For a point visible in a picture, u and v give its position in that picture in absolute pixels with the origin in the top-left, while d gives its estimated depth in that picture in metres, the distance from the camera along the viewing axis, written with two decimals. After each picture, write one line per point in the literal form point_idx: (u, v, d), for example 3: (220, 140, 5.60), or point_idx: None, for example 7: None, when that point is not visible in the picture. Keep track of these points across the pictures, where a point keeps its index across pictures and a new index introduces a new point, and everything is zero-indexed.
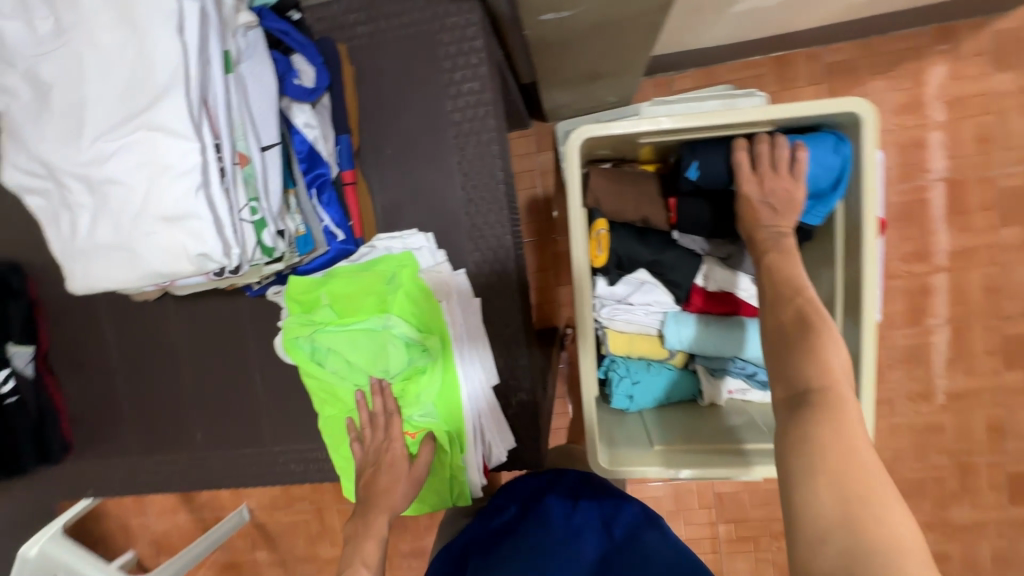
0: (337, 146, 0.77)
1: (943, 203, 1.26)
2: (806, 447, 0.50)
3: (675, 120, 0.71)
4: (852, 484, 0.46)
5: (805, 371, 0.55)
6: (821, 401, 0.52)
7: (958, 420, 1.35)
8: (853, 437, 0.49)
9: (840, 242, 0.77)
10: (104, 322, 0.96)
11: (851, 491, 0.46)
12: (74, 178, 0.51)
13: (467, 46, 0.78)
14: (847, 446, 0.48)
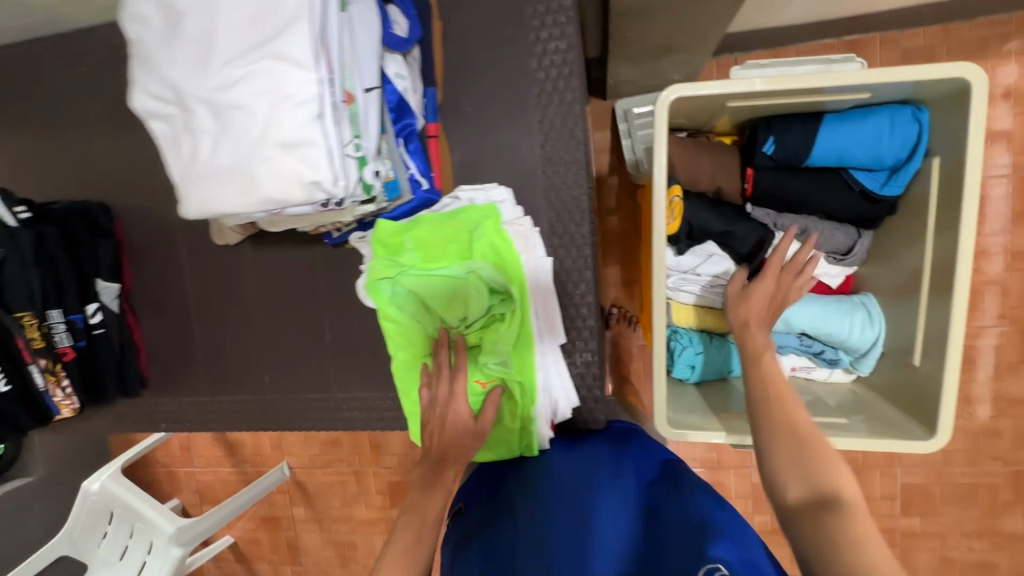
0: (423, 99, 0.79)
1: (1018, 200, 1.21)
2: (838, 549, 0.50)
3: (773, 82, 0.69)
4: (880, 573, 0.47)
5: (823, 477, 0.55)
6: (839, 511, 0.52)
7: (1017, 427, 1.30)
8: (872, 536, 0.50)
9: (932, 216, 0.75)
10: (184, 264, 1.01)
11: None
12: (200, 103, 0.53)
13: (556, 5, 0.78)
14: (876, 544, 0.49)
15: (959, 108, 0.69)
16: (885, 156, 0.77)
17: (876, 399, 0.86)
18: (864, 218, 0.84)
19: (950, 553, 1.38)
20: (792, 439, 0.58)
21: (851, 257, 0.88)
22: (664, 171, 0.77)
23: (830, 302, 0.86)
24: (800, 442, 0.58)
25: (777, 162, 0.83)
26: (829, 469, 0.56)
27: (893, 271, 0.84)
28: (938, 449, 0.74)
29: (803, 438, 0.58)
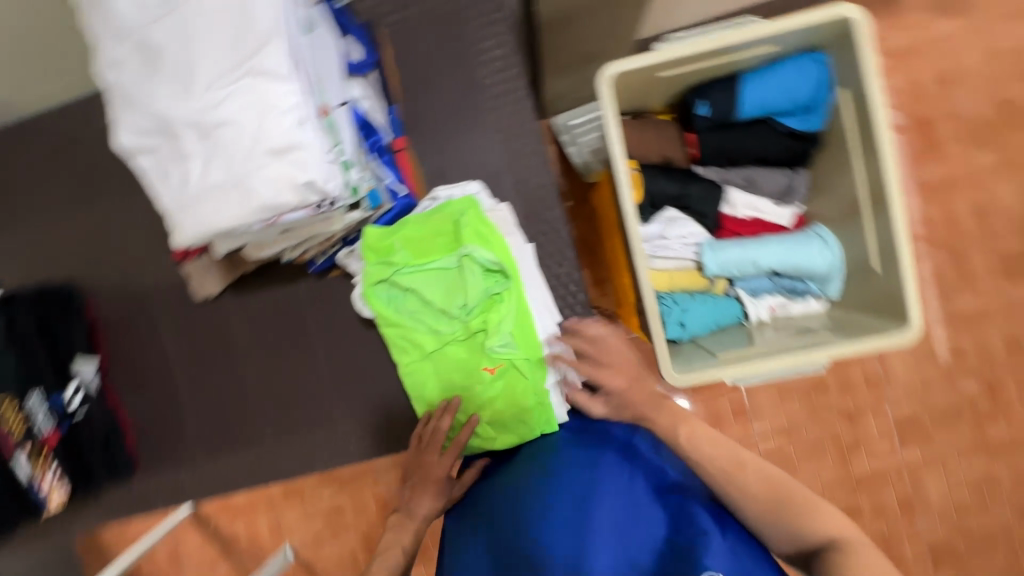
0: (386, 117, 0.85)
1: (916, 141, 1.39)
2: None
3: (692, 46, 0.79)
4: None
5: (812, 527, 0.57)
6: (838, 558, 0.55)
7: (976, 340, 1.42)
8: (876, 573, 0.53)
9: (855, 141, 0.86)
10: (164, 327, 0.99)
11: None
12: (188, 127, 0.56)
13: (491, 19, 0.87)
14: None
15: (849, 45, 0.80)
16: (802, 99, 0.87)
17: (854, 313, 0.93)
18: (795, 156, 0.96)
19: (954, 476, 1.45)
20: (767, 503, 0.59)
21: (795, 196, 0.99)
22: (620, 150, 0.86)
23: (788, 238, 0.95)
24: (775, 500, 0.59)
25: (714, 121, 0.92)
26: (815, 517, 0.57)
27: (834, 200, 0.94)
28: (916, 339, 0.81)
29: (776, 495, 0.59)
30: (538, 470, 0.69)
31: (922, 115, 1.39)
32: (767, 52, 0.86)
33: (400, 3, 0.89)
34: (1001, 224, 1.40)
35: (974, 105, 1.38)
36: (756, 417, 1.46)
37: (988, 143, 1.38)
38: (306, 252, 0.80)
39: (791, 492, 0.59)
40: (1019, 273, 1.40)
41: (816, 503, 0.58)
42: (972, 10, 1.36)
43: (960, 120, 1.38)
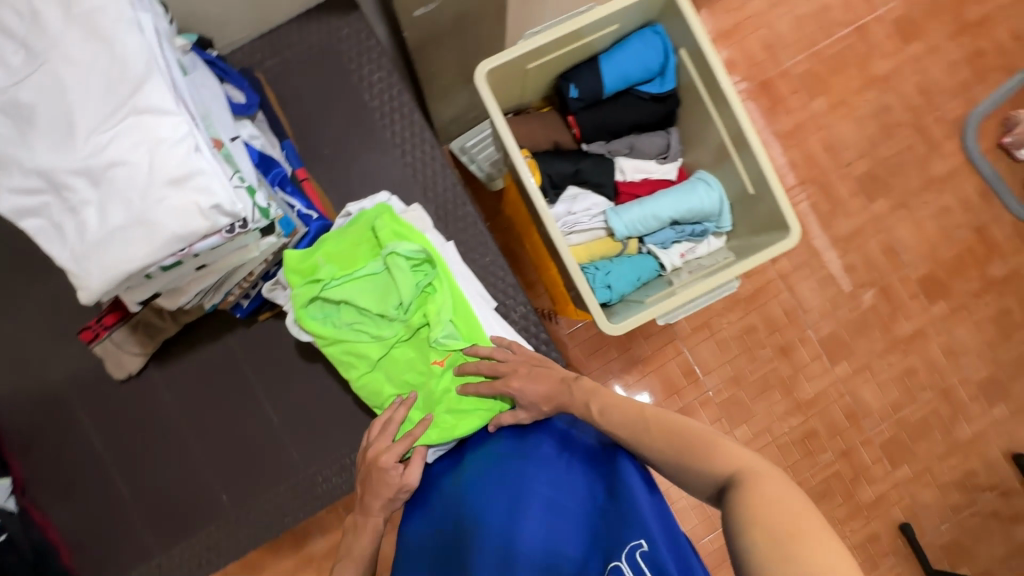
0: (283, 150, 0.88)
1: (762, 99, 1.61)
2: (739, 530, 0.52)
3: (546, 36, 0.90)
4: (775, 535, 0.49)
5: (713, 463, 0.58)
6: (733, 487, 0.55)
7: (860, 254, 1.59)
8: (766, 494, 0.52)
9: (705, 93, 0.99)
10: (85, 424, 0.91)
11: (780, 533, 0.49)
12: (77, 176, 0.56)
13: (365, 46, 0.94)
14: (768, 507, 0.51)
15: (676, 11, 0.94)
16: (651, 65, 0.99)
17: (749, 238, 1.04)
18: (662, 117, 1.08)
19: (882, 378, 1.58)
20: (669, 449, 0.61)
21: (672, 152, 1.10)
22: (515, 143, 0.94)
23: (678, 188, 1.05)
24: (676, 444, 0.61)
25: (585, 100, 1.03)
26: (713, 454, 0.58)
27: (706, 148, 1.06)
28: (797, 243, 0.93)
29: (679, 441, 0.61)
30: (490, 469, 0.76)
31: (760, 77, 1.61)
32: (612, 32, 0.98)
33: (275, 49, 0.94)
34: (850, 152, 1.61)
35: (799, 60, 1.61)
36: (704, 372, 1.56)
37: (820, 88, 1.61)
38: (229, 296, 0.80)
39: (693, 433, 0.61)
40: (877, 188, 1.60)
41: (719, 442, 0.59)
42: None
43: (792, 75, 1.61)
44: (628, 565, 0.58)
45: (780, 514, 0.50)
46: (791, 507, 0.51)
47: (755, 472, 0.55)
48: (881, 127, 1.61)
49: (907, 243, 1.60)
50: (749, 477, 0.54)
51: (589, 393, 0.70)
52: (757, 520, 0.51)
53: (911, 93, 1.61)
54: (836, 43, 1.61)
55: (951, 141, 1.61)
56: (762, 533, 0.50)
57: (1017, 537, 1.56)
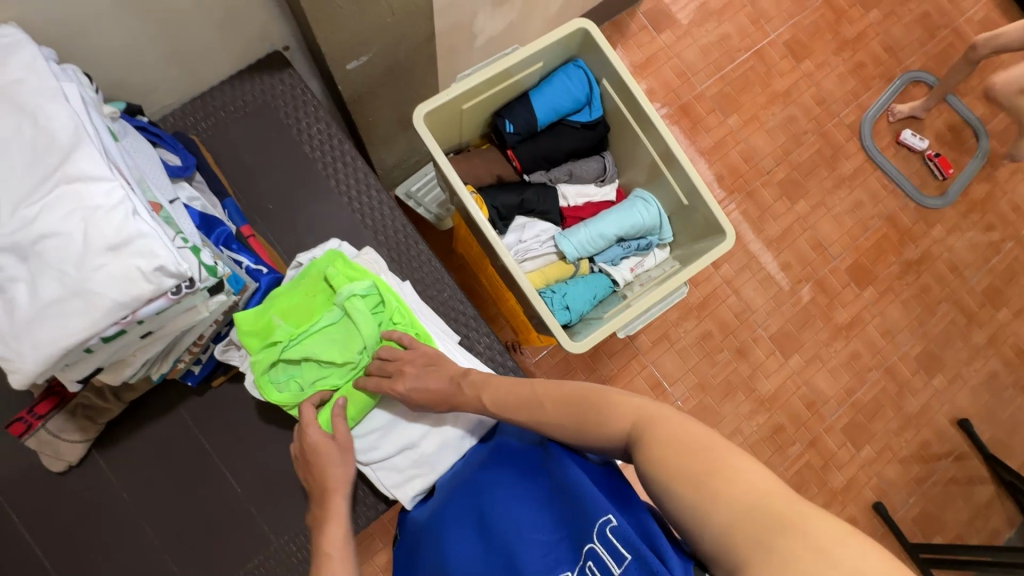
0: (225, 209, 0.86)
1: (683, 121, 1.74)
2: (662, 486, 0.52)
3: (476, 77, 0.95)
4: (695, 476, 0.50)
5: (612, 421, 0.59)
6: (637, 436, 0.56)
7: (793, 251, 1.71)
8: (672, 436, 0.53)
9: (632, 118, 1.06)
10: (20, 530, 0.82)
11: (700, 473, 0.49)
12: (4, 253, 0.53)
13: (301, 101, 0.96)
14: (676, 450, 0.52)
15: (594, 45, 1.02)
16: (579, 96, 1.06)
17: (691, 245, 1.11)
18: (595, 143, 1.14)
19: (832, 365, 1.67)
20: (568, 422, 0.62)
21: (609, 175, 1.17)
22: (460, 180, 0.96)
23: (617, 208, 1.11)
24: (573, 413, 0.62)
25: (521, 133, 1.08)
26: (610, 409, 0.59)
27: (639, 167, 1.13)
28: (735, 242, 0.99)
29: (575, 411, 0.62)
30: (450, 509, 0.72)
31: (679, 102, 1.74)
32: (538, 69, 1.05)
33: (208, 111, 0.94)
34: (768, 162, 1.75)
35: (710, 84, 1.76)
36: (670, 383, 1.60)
37: (732, 108, 1.76)
38: (178, 363, 0.77)
39: (585, 398, 0.62)
40: (796, 192, 1.74)
41: (610, 397, 0.60)
42: (678, 21, 1.77)
43: (706, 98, 1.75)
44: (602, 546, 0.53)
45: (691, 454, 0.51)
46: (695, 440, 0.52)
47: (650, 418, 0.56)
48: (790, 136, 1.77)
49: (831, 237, 1.73)
50: (645, 425, 0.56)
51: (478, 387, 0.71)
52: (674, 470, 0.51)
53: (810, 104, 1.79)
54: (739, 67, 1.78)
55: (851, 142, 1.79)
56: (683, 480, 0.50)
57: (976, 498, 1.66)
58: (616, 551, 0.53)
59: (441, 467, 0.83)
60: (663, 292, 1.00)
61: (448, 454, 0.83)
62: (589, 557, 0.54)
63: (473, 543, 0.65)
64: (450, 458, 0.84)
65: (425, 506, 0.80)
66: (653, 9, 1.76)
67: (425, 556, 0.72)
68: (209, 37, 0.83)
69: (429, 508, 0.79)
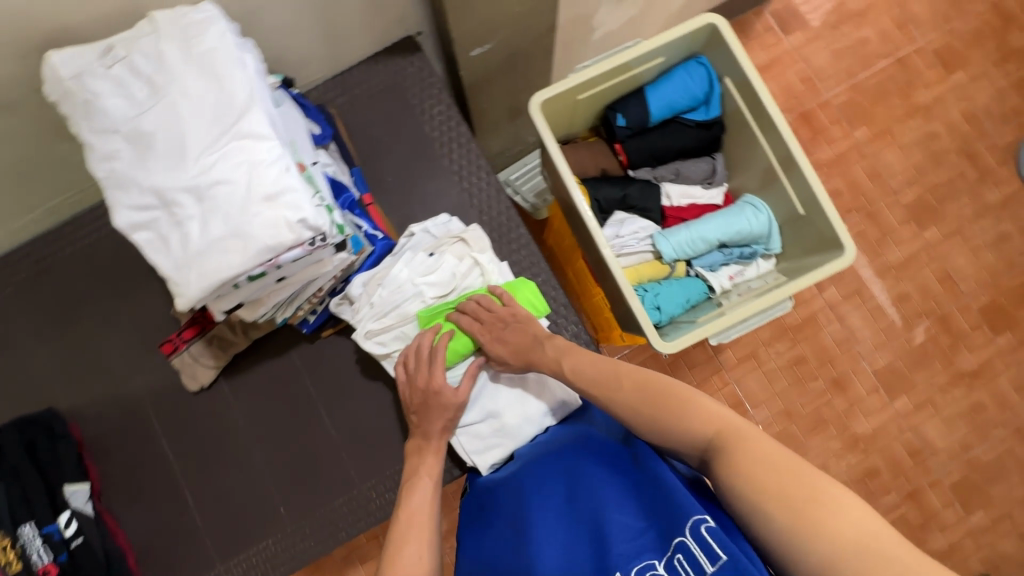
0: (352, 176, 0.93)
1: (804, 129, 1.62)
2: (750, 509, 0.50)
3: (596, 69, 0.96)
4: (793, 503, 0.48)
5: (692, 426, 0.59)
6: (720, 447, 0.55)
7: (915, 282, 1.54)
8: (760, 454, 0.52)
9: (753, 121, 1.02)
10: (158, 436, 0.96)
11: (796, 500, 0.48)
12: (185, 194, 0.62)
13: (427, 83, 1.02)
14: (765, 469, 0.51)
15: (720, 42, 0.99)
16: (697, 93, 1.03)
17: (801, 258, 1.04)
18: (708, 143, 1.10)
19: (946, 414, 1.50)
20: (643, 410, 0.63)
21: (718, 177, 1.13)
22: (568, 169, 0.98)
23: (726, 212, 1.07)
24: (650, 405, 0.62)
25: (632, 128, 1.07)
26: (692, 413, 0.59)
27: (753, 172, 1.08)
28: (854, 256, 0.93)
29: (652, 412, 0.62)
30: (532, 478, 0.75)
31: (801, 109, 1.63)
32: (658, 63, 1.03)
33: (345, 88, 1.03)
34: (898, 181, 1.59)
35: (838, 92, 1.63)
36: (753, 405, 1.51)
37: (862, 119, 1.62)
38: (299, 310, 0.85)
39: (664, 392, 0.62)
40: (928, 217, 1.57)
41: (692, 400, 0.60)
42: (809, 22, 1.65)
43: (831, 106, 1.62)
44: (695, 543, 0.52)
45: (786, 478, 0.50)
46: (790, 463, 0.51)
47: (734, 430, 0.56)
48: (928, 155, 1.59)
49: (964, 272, 1.54)
50: (731, 435, 0.55)
51: (561, 350, 0.74)
52: (766, 489, 0.50)
53: (957, 120, 1.60)
54: (875, 75, 1.63)
55: (1004, 167, 1.58)
56: (775, 503, 0.49)
57: None
58: (710, 550, 0.51)
59: (519, 438, 0.86)
60: (768, 301, 0.95)
61: (530, 428, 0.85)
62: (678, 550, 0.53)
63: (558, 519, 0.68)
64: (530, 431, 0.86)
65: (499, 472, 0.84)
66: (782, 8, 1.66)
67: (500, 520, 0.75)
68: (356, 18, 0.91)
69: (506, 475, 0.82)
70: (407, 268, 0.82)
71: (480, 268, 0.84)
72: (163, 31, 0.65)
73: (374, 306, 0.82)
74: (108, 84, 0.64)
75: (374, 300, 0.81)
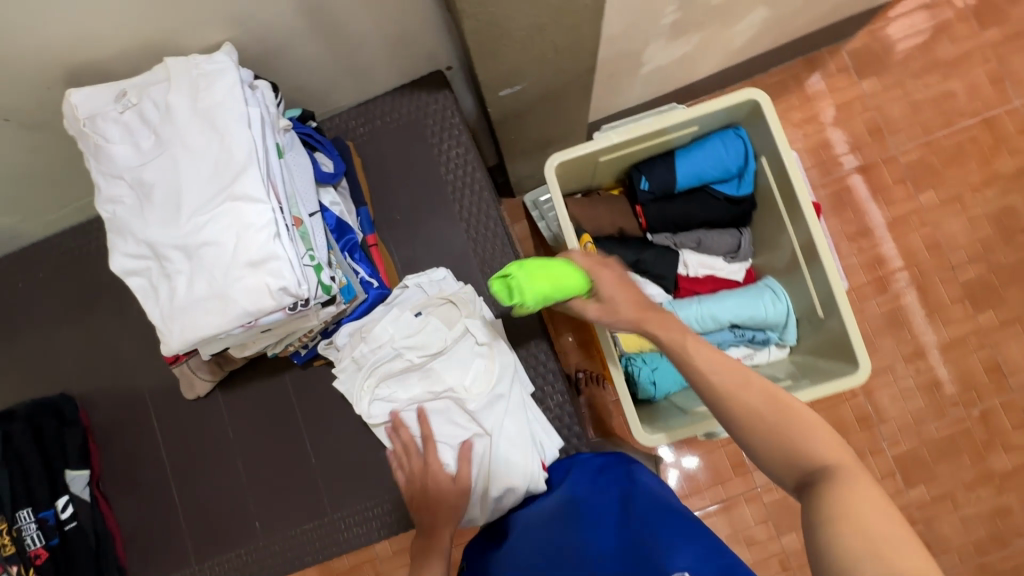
0: (358, 217, 0.93)
1: (865, 183, 1.49)
2: (827, 529, 0.49)
3: (622, 134, 0.91)
4: (876, 543, 0.46)
5: (803, 449, 0.55)
6: (827, 474, 0.52)
7: (958, 369, 1.43)
8: (864, 498, 0.49)
9: (783, 205, 0.95)
10: (155, 434, 1.02)
11: (878, 541, 0.46)
12: (174, 250, 0.64)
13: (448, 123, 1.00)
14: (864, 507, 0.49)
15: (762, 119, 0.92)
16: (730, 167, 0.97)
17: (814, 357, 0.97)
18: (735, 217, 1.04)
19: (966, 512, 1.39)
20: (761, 426, 0.57)
21: (743, 252, 1.06)
22: (574, 232, 0.91)
23: (741, 294, 1.01)
24: (776, 421, 0.56)
25: (656, 192, 1.01)
26: (809, 444, 0.55)
27: (779, 254, 1.01)
28: (868, 375, 0.85)
29: (771, 420, 0.57)
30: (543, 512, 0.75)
31: (864, 161, 1.49)
32: (691, 131, 0.97)
33: (368, 117, 1.01)
34: (958, 255, 1.45)
35: (910, 148, 1.49)
36: None
37: (930, 181, 1.48)
38: (289, 346, 0.85)
39: (789, 417, 0.56)
40: (986, 299, 1.43)
41: (816, 430, 0.55)
42: (889, 67, 1.51)
43: (899, 163, 1.49)
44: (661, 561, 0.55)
45: (880, 522, 0.47)
46: (887, 516, 0.48)
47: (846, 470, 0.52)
48: (999, 231, 1.45)
49: (1016, 364, 1.42)
50: (840, 473, 0.52)
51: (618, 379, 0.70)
52: (857, 520, 0.48)
53: None
54: (955, 134, 1.48)
55: None
56: (855, 533, 0.47)
57: None
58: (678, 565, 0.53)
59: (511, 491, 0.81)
60: None
61: (491, 502, 0.81)
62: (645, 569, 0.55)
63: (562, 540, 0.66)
64: (509, 495, 0.81)
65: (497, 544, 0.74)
66: (861, 49, 1.52)
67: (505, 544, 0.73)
68: (381, 54, 0.89)
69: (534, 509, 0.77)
70: (392, 328, 0.83)
71: (474, 335, 0.84)
72: (174, 81, 0.66)
73: (355, 362, 0.84)
74: (119, 132, 0.66)
75: (356, 354, 0.83)
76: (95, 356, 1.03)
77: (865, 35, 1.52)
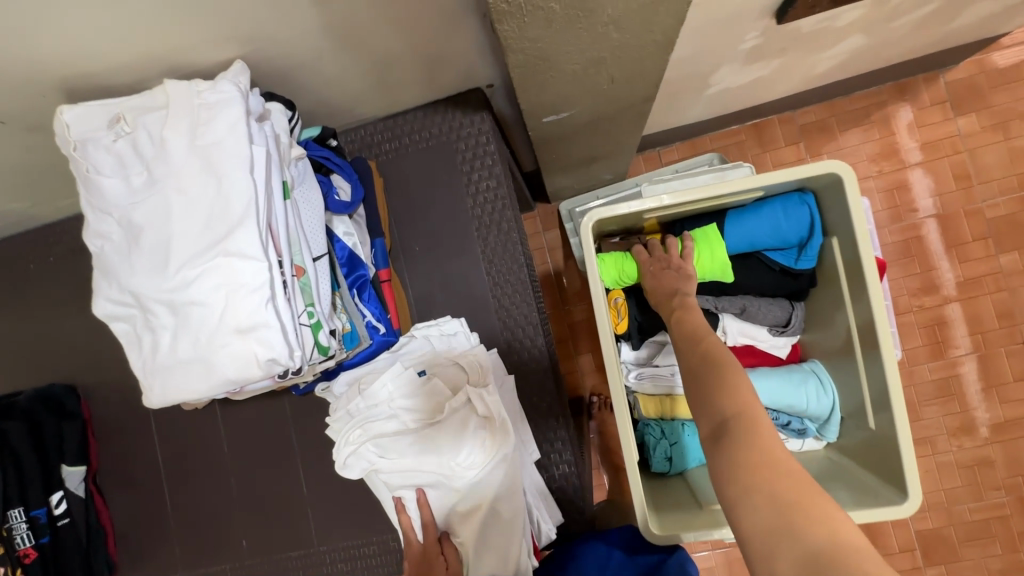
0: (372, 249, 0.86)
1: (939, 235, 1.31)
2: (729, 483, 0.50)
3: (675, 197, 0.79)
4: (779, 500, 0.47)
5: (717, 401, 0.56)
6: (729, 426, 0.53)
7: (1009, 454, 1.29)
8: (767, 455, 0.49)
9: (845, 283, 0.82)
10: (153, 436, 1.01)
11: (782, 499, 0.47)
12: (160, 304, 0.58)
13: (482, 150, 0.90)
14: (760, 460, 0.49)
15: (839, 194, 0.79)
16: (790, 238, 0.85)
17: (849, 464, 0.86)
18: (790, 291, 0.92)
19: None
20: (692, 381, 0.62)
21: (793, 328, 0.95)
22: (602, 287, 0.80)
23: (781, 376, 0.90)
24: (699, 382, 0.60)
25: None
26: (722, 393, 0.56)
27: (831, 335, 0.89)
28: (916, 509, 0.74)
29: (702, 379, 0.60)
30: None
31: (945, 210, 1.32)
32: (753, 195, 0.85)
33: (395, 133, 0.92)
34: None
35: (999, 201, 1.30)
36: None
37: (1017, 242, 1.29)
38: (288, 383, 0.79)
39: (710, 374, 0.60)
40: None
41: (733, 382, 0.57)
42: (993, 106, 1.31)
43: (983, 217, 1.31)
44: None
45: (780, 477, 0.48)
46: (788, 470, 0.49)
47: (754, 426, 0.52)
48: None
49: None
50: (743, 423, 0.53)
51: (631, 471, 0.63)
52: (757, 477, 0.49)
53: None
54: None
55: None
56: (761, 494, 0.48)
57: None
58: None
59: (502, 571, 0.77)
60: None
61: None
62: None
63: None
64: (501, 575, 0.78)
65: None
66: (963, 81, 1.32)
67: None
68: (411, 73, 0.78)
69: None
70: (391, 385, 0.79)
71: (474, 405, 0.78)
72: (172, 111, 0.58)
73: (349, 413, 0.80)
74: (111, 163, 0.59)
75: (352, 406, 0.79)
76: (98, 349, 1.01)
77: (970, 64, 1.32)
